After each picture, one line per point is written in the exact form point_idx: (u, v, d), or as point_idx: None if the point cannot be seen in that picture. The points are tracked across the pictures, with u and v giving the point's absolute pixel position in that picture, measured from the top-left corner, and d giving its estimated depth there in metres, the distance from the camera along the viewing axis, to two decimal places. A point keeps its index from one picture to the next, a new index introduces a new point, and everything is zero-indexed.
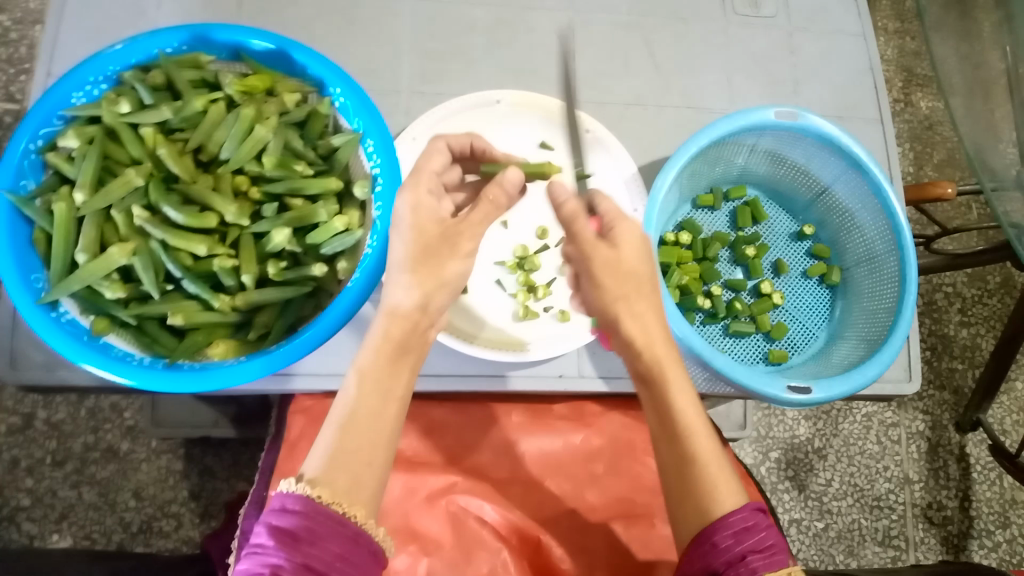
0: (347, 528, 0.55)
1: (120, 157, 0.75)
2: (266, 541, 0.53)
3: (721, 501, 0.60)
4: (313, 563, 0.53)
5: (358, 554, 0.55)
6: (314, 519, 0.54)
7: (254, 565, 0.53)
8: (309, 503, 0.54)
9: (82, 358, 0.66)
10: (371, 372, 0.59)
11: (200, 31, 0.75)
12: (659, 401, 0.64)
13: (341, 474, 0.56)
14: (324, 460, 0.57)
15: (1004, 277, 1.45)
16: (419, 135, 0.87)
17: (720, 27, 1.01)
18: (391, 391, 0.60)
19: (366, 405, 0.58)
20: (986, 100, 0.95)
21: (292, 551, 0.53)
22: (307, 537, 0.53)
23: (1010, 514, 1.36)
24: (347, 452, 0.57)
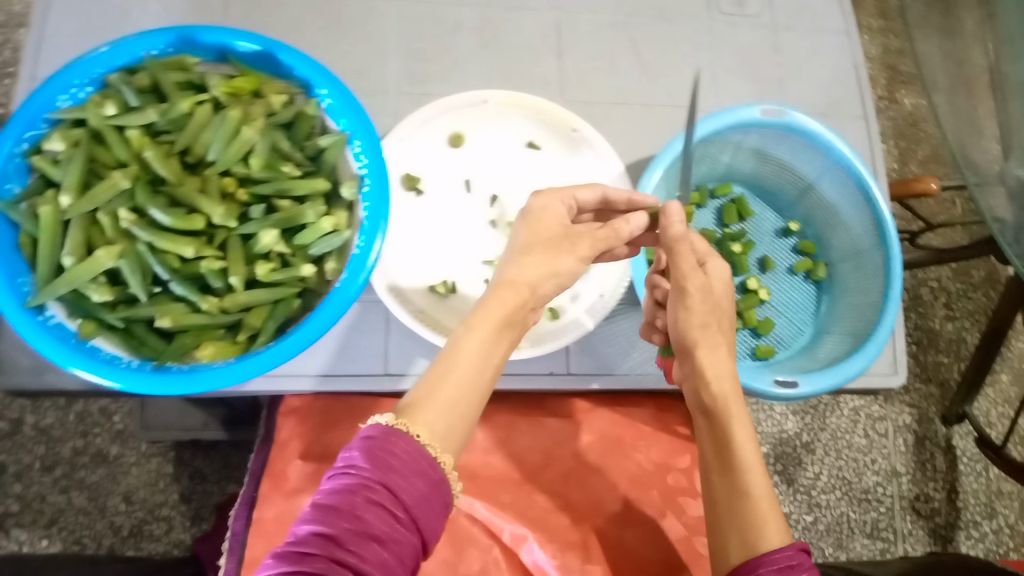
0: (434, 471, 0.56)
1: (106, 159, 0.74)
2: (359, 462, 0.54)
3: (769, 539, 0.61)
4: (402, 493, 0.53)
5: (437, 501, 0.55)
6: (407, 448, 0.55)
7: (343, 483, 0.53)
8: (406, 431, 0.56)
9: (70, 362, 0.66)
10: (478, 329, 0.64)
11: (185, 34, 0.75)
12: (718, 433, 0.68)
13: (437, 410, 0.59)
14: (426, 396, 0.60)
15: (988, 271, 1.47)
16: (405, 136, 0.87)
17: (705, 26, 1.02)
18: (492, 355, 0.64)
19: (467, 354, 0.63)
20: (969, 96, 0.96)
21: (385, 475, 0.53)
22: (398, 467, 0.54)
23: (995, 504, 1.37)
24: (445, 392, 0.61)
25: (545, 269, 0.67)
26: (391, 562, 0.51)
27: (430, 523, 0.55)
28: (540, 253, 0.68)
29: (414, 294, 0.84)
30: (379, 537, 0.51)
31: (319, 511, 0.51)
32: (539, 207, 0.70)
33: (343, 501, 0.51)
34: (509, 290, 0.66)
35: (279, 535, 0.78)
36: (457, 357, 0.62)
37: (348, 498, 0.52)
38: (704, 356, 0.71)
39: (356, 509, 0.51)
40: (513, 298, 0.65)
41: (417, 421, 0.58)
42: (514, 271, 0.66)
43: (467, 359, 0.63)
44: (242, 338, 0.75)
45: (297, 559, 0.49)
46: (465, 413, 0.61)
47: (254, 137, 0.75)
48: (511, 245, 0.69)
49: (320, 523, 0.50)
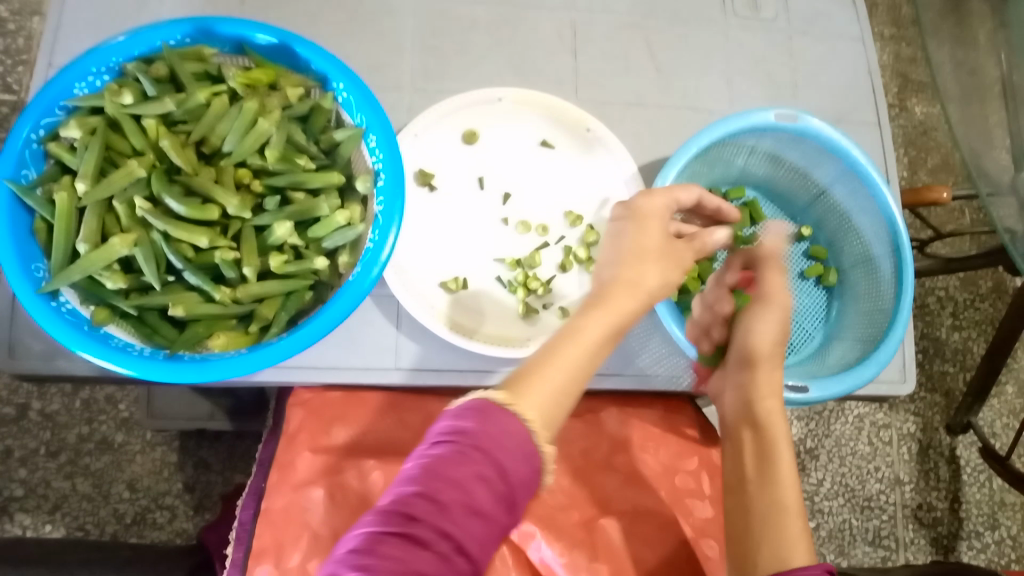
0: (534, 456, 0.55)
1: (122, 148, 0.75)
2: (465, 436, 0.53)
3: (796, 554, 0.63)
4: (508, 474, 0.53)
5: (531, 486, 0.56)
6: (515, 427, 0.55)
7: (449, 453, 0.53)
8: (514, 409, 0.56)
9: (81, 347, 0.66)
10: (588, 324, 0.65)
11: (204, 25, 0.75)
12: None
13: (542, 395, 0.59)
14: (536, 382, 0.60)
15: (996, 282, 1.47)
16: (421, 130, 0.87)
17: (720, 29, 1.02)
18: (599, 353, 0.65)
19: (579, 345, 0.63)
20: (982, 105, 0.96)
21: (492, 451, 0.53)
22: (506, 446, 0.54)
23: (998, 515, 1.37)
24: (551, 380, 0.60)
25: (659, 275, 0.69)
26: (483, 538, 0.52)
27: (523, 503, 0.55)
28: (653, 260, 0.70)
29: (426, 289, 0.84)
30: (478, 513, 0.51)
31: (422, 478, 0.52)
32: (647, 209, 0.73)
33: (448, 472, 0.52)
34: (625, 291, 0.67)
35: (287, 527, 0.78)
36: (566, 347, 0.63)
37: (455, 468, 0.52)
38: (762, 374, 0.77)
39: (462, 483, 0.51)
40: (628, 297, 0.67)
41: (524, 401, 0.58)
42: (632, 274, 0.68)
43: (576, 352, 0.63)
44: (253, 329, 0.75)
45: (402, 522, 0.50)
46: (564, 403, 0.61)
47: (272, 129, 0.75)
48: (621, 245, 0.71)
49: (424, 490, 0.51)
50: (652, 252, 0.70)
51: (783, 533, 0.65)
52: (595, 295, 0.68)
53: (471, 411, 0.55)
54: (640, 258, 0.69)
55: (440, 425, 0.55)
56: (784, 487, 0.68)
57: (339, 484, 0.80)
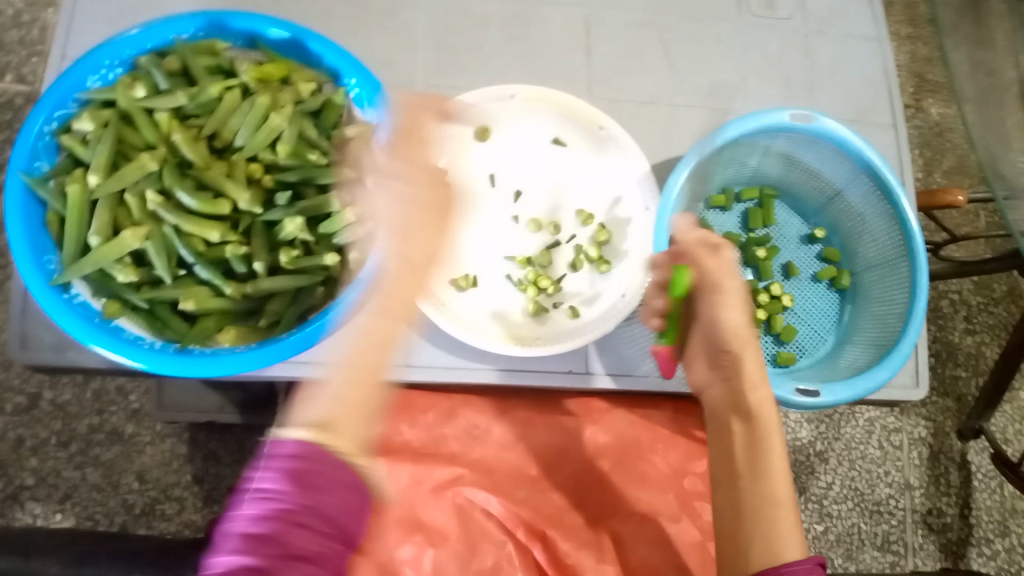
0: (353, 479, 0.59)
1: (135, 141, 0.75)
2: (278, 487, 0.56)
3: (788, 549, 0.58)
4: (325, 510, 0.57)
5: (357, 504, 0.59)
6: (329, 471, 0.57)
7: (265, 509, 0.55)
8: (326, 449, 0.57)
9: (91, 340, 0.66)
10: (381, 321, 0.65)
11: (217, 19, 0.75)
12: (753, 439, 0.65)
13: (355, 420, 0.59)
14: (328, 404, 0.59)
15: (1010, 286, 1.45)
16: (433, 127, 0.87)
17: (735, 28, 1.01)
18: (382, 342, 0.63)
19: (373, 357, 0.60)
20: (999, 108, 0.95)
21: (304, 497, 0.56)
22: (322, 486, 0.56)
23: (1009, 522, 1.36)
24: (345, 401, 0.59)
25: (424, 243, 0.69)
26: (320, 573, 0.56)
27: (355, 523, 0.59)
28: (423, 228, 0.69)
29: (436, 287, 0.84)
30: (305, 557, 0.55)
31: (252, 537, 0.54)
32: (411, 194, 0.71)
33: (270, 527, 0.55)
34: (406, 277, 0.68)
35: None
36: (359, 357, 0.60)
37: (275, 523, 0.55)
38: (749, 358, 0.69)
39: (280, 534, 0.55)
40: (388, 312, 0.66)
41: (339, 432, 0.58)
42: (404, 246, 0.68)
43: (349, 364, 0.60)
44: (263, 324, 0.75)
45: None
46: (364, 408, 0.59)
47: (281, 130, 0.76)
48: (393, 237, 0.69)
49: (253, 550, 0.54)
50: (424, 225, 0.69)
51: (777, 528, 0.59)
52: (383, 307, 0.67)
53: (277, 460, 0.57)
54: (418, 233, 0.69)
55: (256, 478, 0.57)
56: (775, 479, 0.62)
57: None
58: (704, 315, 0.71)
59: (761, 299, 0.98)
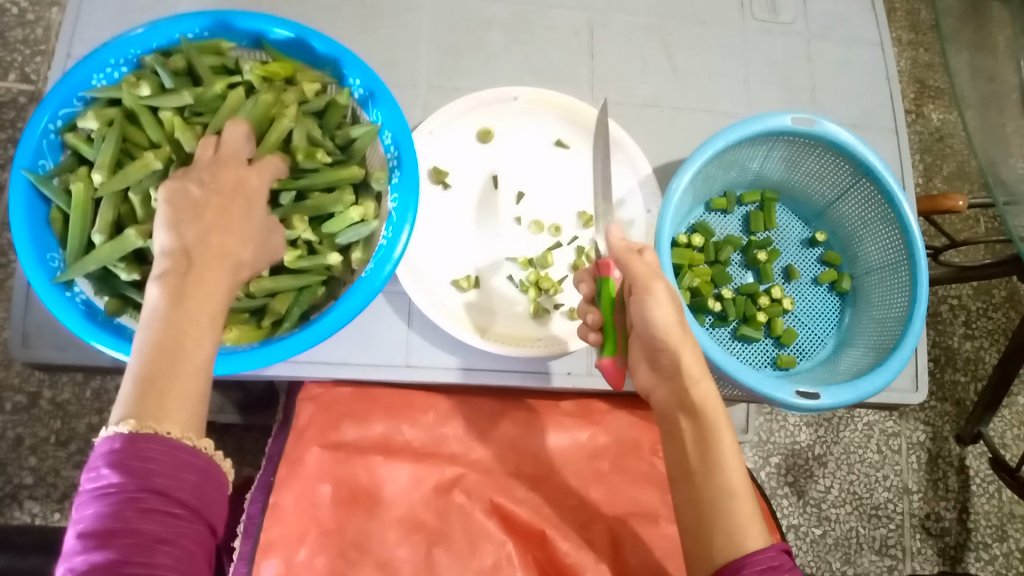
0: (199, 459, 0.52)
1: (139, 140, 0.75)
2: (116, 479, 0.49)
3: (750, 539, 0.60)
4: (172, 491, 0.50)
5: (210, 484, 0.53)
6: (157, 453, 0.50)
7: (104, 506, 0.48)
8: (153, 432, 0.50)
9: (93, 337, 0.67)
10: (187, 294, 0.53)
11: (222, 18, 0.75)
12: (703, 434, 0.66)
13: (180, 404, 0.52)
14: (140, 386, 0.51)
15: (1010, 291, 1.46)
16: (436, 128, 0.88)
17: (738, 32, 1.01)
18: (206, 313, 0.54)
19: (182, 332, 0.53)
20: (999, 113, 0.95)
21: (146, 482, 0.49)
22: (161, 470, 0.50)
23: (1007, 527, 1.36)
24: (164, 383, 0.52)
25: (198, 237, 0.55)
26: (184, 556, 0.49)
27: (213, 505, 0.53)
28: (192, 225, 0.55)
29: (439, 288, 0.84)
30: (162, 541, 0.48)
31: (93, 538, 0.47)
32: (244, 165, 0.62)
33: (113, 521, 0.48)
34: (208, 265, 0.54)
35: (295, 523, 0.78)
36: (171, 332, 0.52)
37: (116, 516, 0.48)
38: (687, 354, 0.68)
39: (127, 526, 0.48)
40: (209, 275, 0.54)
41: (161, 414, 0.51)
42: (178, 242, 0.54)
43: (147, 319, 0.53)
44: (266, 324, 0.75)
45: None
46: (201, 367, 0.54)
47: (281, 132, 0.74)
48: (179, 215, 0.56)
49: (99, 546, 0.47)
50: (227, 218, 0.57)
51: (734, 518, 0.61)
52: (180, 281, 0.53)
53: (107, 453, 0.50)
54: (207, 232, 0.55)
55: (85, 483, 0.50)
56: (730, 470, 0.63)
57: (347, 479, 0.80)
58: (635, 316, 0.70)
59: (760, 302, 0.99)
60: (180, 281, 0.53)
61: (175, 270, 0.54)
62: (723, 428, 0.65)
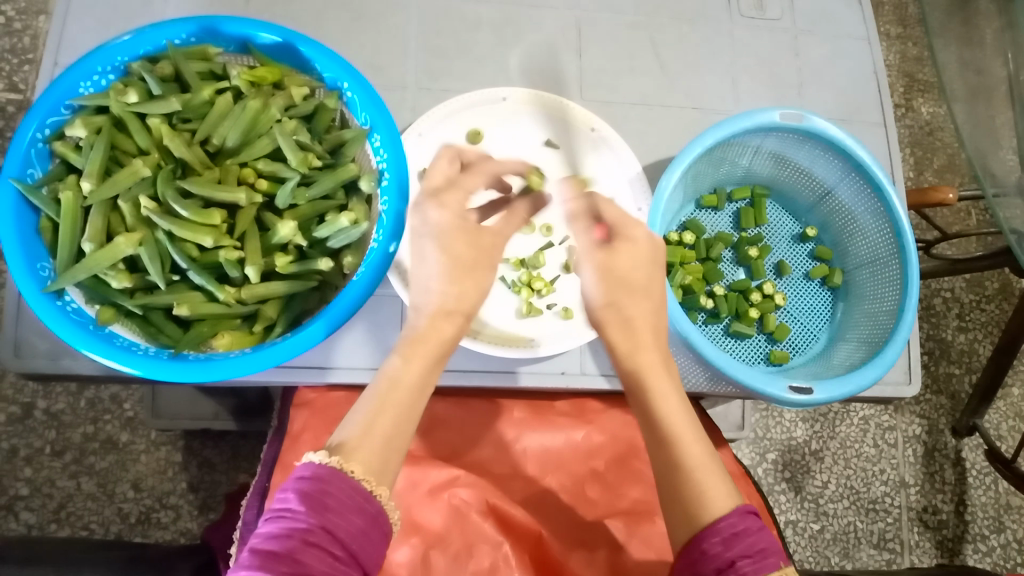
0: (370, 505, 0.55)
1: (128, 147, 0.75)
2: (294, 505, 0.53)
3: (711, 507, 0.58)
4: (340, 532, 0.53)
5: (375, 533, 0.55)
6: (344, 490, 0.54)
7: (280, 527, 0.52)
8: (342, 470, 0.55)
9: (86, 346, 0.66)
10: (416, 360, 0.61)
11: (208, 24, 0.74)
12: (642, 406, 0.63)
13: (373, 453, 0.57)
14: (356, 431, 0.58)
15: (1002, 283, 1.46)
16: (425, 130, 0.88)
17: (725, 29, 1.02)
18: (426, 383, 0.62)
19: (405, 392, 0.60)
20: (988, 105, 0.95)
21: (321, 516, 0.53)
22: (336, 507, 0.53)
23: (1004, 518, 1.37)
24: (375, 433, 0.58)
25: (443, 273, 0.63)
26: None
27: (373, 554, 0.55)
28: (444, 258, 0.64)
29: None
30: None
31: (262, 557, 0.51)
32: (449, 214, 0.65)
33: (283, 545, 0.51)
34: (444, 321, 0.63)
35: None
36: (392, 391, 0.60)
37: (288, 540, 0.51)
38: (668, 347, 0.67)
39: (293, 553, 0.51)
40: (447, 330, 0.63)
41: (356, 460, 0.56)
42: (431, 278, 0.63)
43: (380, 381, 0.61)
44: (258, 329, 0.76)
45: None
46: (411, 425, 0.61)
47: (272, 143, 0.77)
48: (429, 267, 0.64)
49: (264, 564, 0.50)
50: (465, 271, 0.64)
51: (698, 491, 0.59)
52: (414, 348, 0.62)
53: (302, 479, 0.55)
54: (466, 272, 0.64)
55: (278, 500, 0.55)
56: (686, 443, 0.61)
57: None
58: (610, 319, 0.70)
59: (752, 298, 1.00)
60: (410, 345, 0.62)
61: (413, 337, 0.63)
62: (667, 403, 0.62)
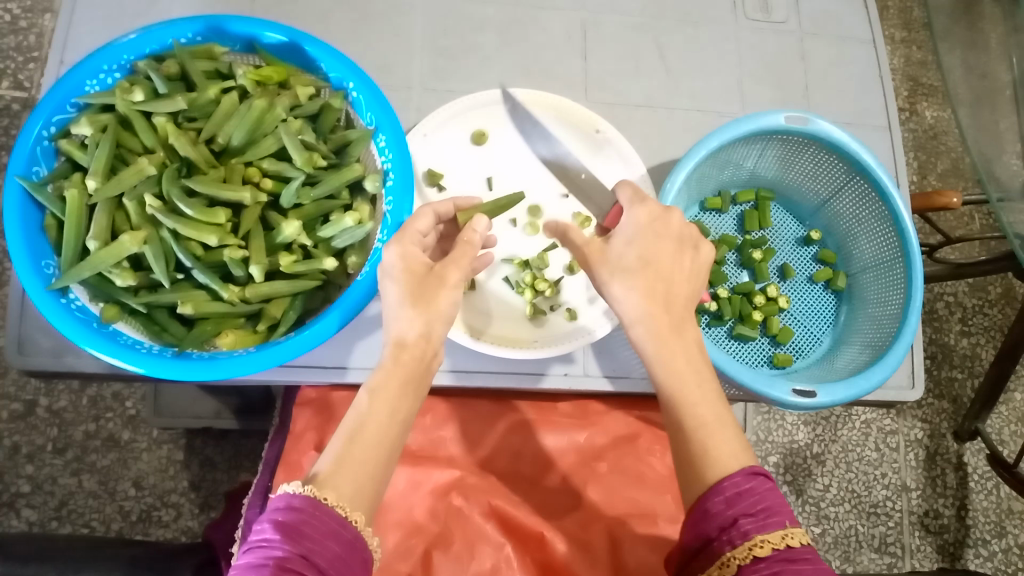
0: (346, 531, 0.55)
1: (133, 145, 0.76)
2: (270, 533, 0.53)
3: (715, 466, 0.59)
4: (317, 558, 0.53)
5: (353, 559, 0.55)
6: (320, 517, 0.55)
7: (257, 556, 0.53)
8: (315, 498, 0.55)
9: (90, 343, 0.66)
10: (382, 391, 0.60)
11: (214, 23, 0.75)
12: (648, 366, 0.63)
13: (346, 484, 0.57)
14: (330, 462, 0.58)
15: (1005, 288, 1.46)
16: (429, 131, 0.87)
17: (729, 32, 1.01)
18: (399, 410, 0.61)
19: (375, 423, 0.59)
20: (993, 110, 0.95)
21: (297, 544, 0.53)
22: (312, 533, 0.54)
23: (1006, 523, 1.37)
24: (347, 461, 0.58)
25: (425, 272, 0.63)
26: None
27: None
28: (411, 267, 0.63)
29: None
30: None
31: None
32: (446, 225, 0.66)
33: (260, 573, 0.51)
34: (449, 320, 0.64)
35: None
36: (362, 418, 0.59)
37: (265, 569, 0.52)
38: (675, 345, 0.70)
39: None
40: (419, 352, 0.61)
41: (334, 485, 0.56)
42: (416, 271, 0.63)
43: (353, 412, 0.60)
44: (262, 328, 0.76)
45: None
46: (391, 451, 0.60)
47: (277, 142, 0.77)
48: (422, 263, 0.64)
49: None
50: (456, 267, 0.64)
51: (702, 448, 0.60)
52: (384, 374, 0.61)
53: (278, 510, 0.55)
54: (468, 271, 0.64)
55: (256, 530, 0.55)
56: (690, 398, 0.61)
57: None
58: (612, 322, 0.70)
59: (755, 300, 1.00)
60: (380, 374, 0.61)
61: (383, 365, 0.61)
62: (674, 359, 0.62)
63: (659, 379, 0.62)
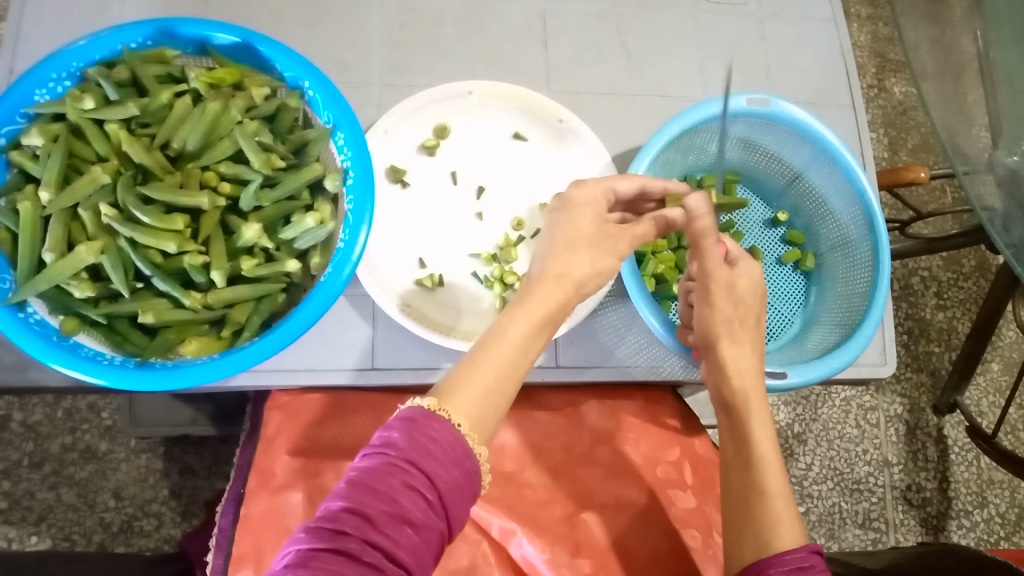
0: (470, 462, 0.54)
1: (86, 154, 0.74)
2: (393, 444, 0.52)
3: (782, 538, 0.63)
4: (438, 480, 0.52)
5: (467, 490, 0.54)
6: (446, 434, 0.54)
7: (377, 462, 0.51)
8: (446, 417, 0.55)
9: (52, 358, 0.65)
10: (517, 317, 0.62)
11: (165, 26, 0.74)
12: (737, 428, 0.70)
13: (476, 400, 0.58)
14: (460, 377, 0.59)
15: (978, 260, 1.47)
16: (389, 127, 0.87)
17: (691, 15, 1.01)
18: (530, 346, 0.63)
19: (508, 346, 0.61)
20: (958, 83, 0.95)
21: (422, 460, 0.52)
22: (438, 454, 0.53)
23: (987, 493, 1.38)
24: (477, 376, 0.59)
25: (592, 268, 0.66)
26: (421, 545, 0.50)
27: (461, 514, 0.54)
28: (586, 251, 0.66)
29: (397, 282, 0.83)
30: (412, 522, 0.50)
31: (353, 490, 0.50)
32: (579, 200, 0.69)
33: (379, 480, 0.50)
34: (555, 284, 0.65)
35: (266, 531, 0.77)
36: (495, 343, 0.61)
37: (385, 478, 0.50)
38: (727, 349, 0.73)
39: (390, 490, 0.50)
40: (557, 292, 0.65)
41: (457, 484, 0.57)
42: (563, 265, 0.65)
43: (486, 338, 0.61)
44: (226, 334, 0.75)
45: (332, 536, 0.48)
46: (500, 404, 0.59)
47: (232, 145, 0.75)
48: (553, 238, 0.68)
49: (359, 497, 0.49)
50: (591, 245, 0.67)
51: (767, 518, 0.64)
52: (522, 292, 0.65)
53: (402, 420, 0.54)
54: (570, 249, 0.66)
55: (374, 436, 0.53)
56: (768, 470, 0.67)
57: (319, 487, 0.80)
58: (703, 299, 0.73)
59: None
60: (521, 301, 0.64)
61: (517, 300, 0.64)
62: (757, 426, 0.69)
63: (747, 438, 0.69)
